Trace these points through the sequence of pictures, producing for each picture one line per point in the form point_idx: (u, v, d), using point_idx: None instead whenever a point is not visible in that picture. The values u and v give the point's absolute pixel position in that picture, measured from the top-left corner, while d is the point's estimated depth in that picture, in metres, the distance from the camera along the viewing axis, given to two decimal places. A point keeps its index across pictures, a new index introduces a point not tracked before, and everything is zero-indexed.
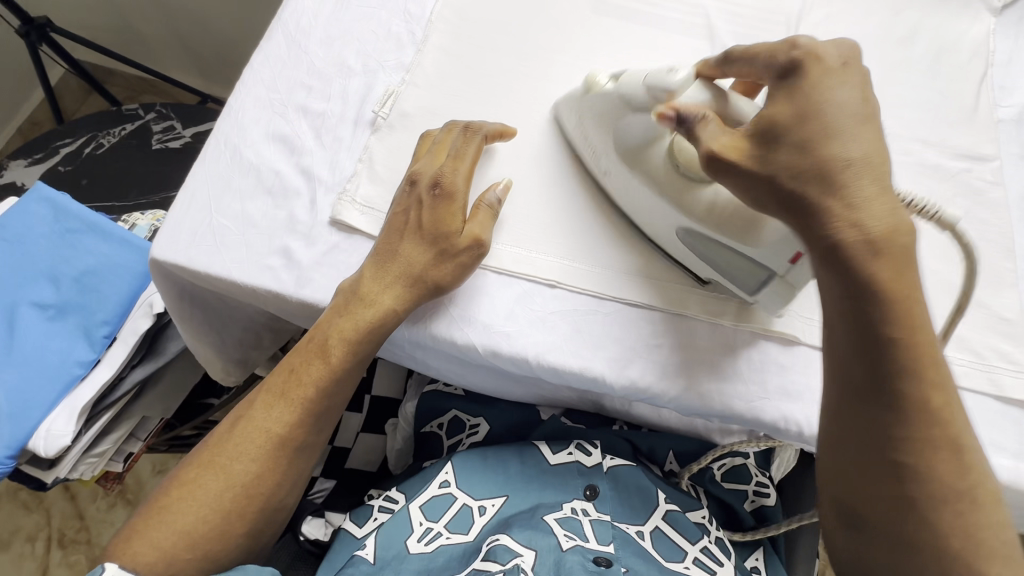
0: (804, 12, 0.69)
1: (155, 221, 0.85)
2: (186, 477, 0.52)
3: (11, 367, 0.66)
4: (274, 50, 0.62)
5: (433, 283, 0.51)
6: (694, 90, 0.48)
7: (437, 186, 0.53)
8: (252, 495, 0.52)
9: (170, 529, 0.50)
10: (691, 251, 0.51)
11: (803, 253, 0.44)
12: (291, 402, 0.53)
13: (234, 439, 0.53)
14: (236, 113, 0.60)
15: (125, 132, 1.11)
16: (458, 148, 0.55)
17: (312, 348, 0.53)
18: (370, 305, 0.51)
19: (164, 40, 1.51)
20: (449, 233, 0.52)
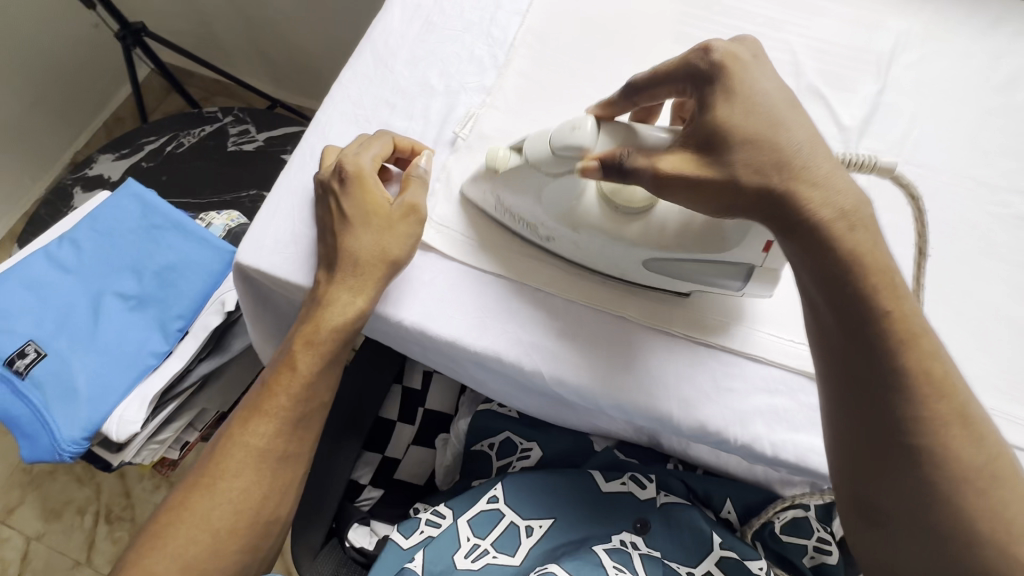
0: (897, 51, 0.66)
1: (230, 221, 0.89)
2: (173, 507, 0.51)
3: (94, 353, 0.70)
4: (362, 67, 0.64)
5: (392, 258, 0.51)
6: (602, 140, 0.46)
7: (342, 173, 0.52)
8: (244, 514, 0.50)
9: (161, 559, 0.48)
10: (662, 276, 0.51)
11: (775, 240, 0.46)
12: (267, 415, 0.51)
13: (216, 462, 0.51)
14: (323, 127, 0.62)
15: (205, 134, 1.17)
16: (365, 143, 0.55)
17: (280, 359, 0.52)
18: (340, 307, 0.50)
19: (244, 47, 1.59)
20: (378, 207, 0.52)
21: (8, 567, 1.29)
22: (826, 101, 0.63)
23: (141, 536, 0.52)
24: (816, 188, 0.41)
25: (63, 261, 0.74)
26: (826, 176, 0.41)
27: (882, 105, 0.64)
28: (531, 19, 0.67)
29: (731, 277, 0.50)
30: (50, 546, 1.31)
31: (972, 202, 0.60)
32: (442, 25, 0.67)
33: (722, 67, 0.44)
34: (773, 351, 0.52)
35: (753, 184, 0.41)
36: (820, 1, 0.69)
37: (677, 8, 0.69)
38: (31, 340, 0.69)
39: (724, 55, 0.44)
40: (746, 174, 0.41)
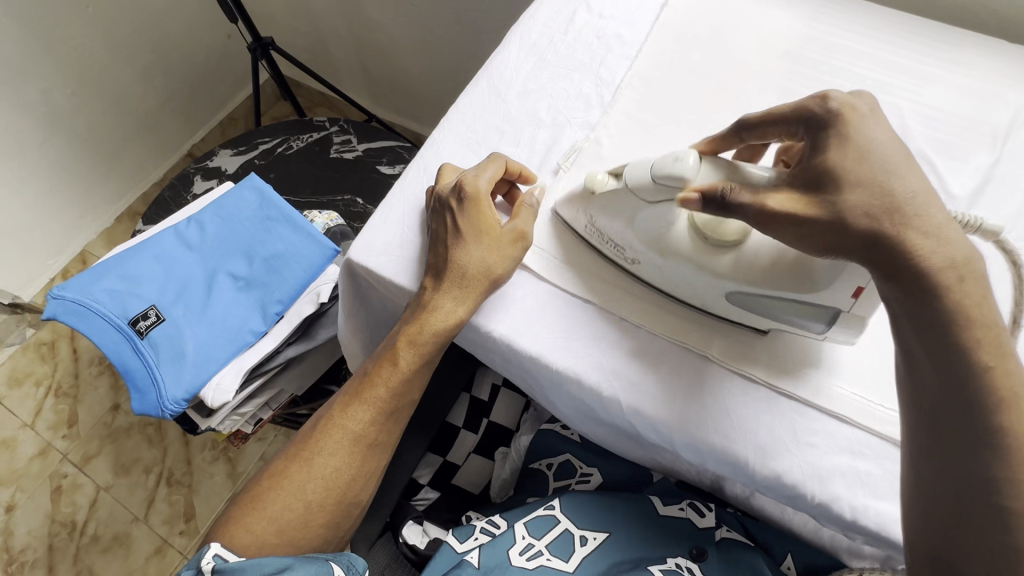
0: (1015, 125, 0.65)
1: (330, 221, 0.96)
2: (276, 470, 0.58)
3: (203, 324, 0.77)
4: (478, 95, 0.70)
5: (496, 276, 0.55)
6: (704, 171, 0.48)
7: (461, 193, 0.56)
8: (333, 489, 0.57)
9: (262, 516, 0.55)
10: (742, 310, 0.52)
11: (866, 286, 0.45)
12: (365, 402, 0.57)
13: (317, 438, 0.57)
14: (438, 146, 0.67)
15: (312, 139, 1.28)
16: (481, 166, 0.59)
17: (384, 353, 0.58)
18: (440, 312, 0.54)
19: (352, 66, 1.73)
20: (490, 229, 0.56)
21: (78, 511, 1.40)
22: (933, 167, 0.62)
23: (246, 490, 0.59)
24: (924, 241, 0.40)
25: (188, 239, 0.83)
26: (940, 234, 0.40)
27: (995, 177, 0.62)
28: (639, 65, 0.71)
29: (816, 320, 0.49)
30: (114, 499, 1.41)
31: None
32: (555, 63, 0.72)
33: (839, 116, 0.44)
34: (857, 411, 0.50)
35: (856, 228, 0.41)
36: (932, 69, 0.69)
37: (783, 66, 0.71)
38: (153, 305, 0.77)
39: (842, 105, 0.45)
40: (852, 219, 0.41)
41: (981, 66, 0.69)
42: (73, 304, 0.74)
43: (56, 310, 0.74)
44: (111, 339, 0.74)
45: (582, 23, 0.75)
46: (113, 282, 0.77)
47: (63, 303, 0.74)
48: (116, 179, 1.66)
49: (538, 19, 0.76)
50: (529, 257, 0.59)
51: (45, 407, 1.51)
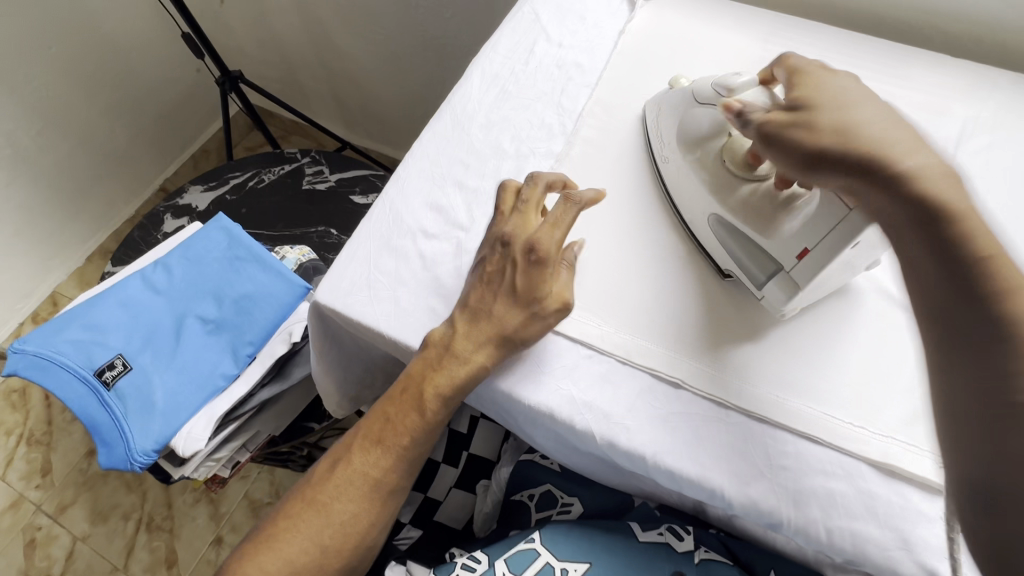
0: (963, 138, 0.67)
1: (301, 256, 0.96)
2: (293, 509, 0.58)
3: (171, 371, 0.75)
4: (441, 129, 0.70)
5: (523, 339, 0.54)
6: (755, 92, 0.55)
7: (533, 251, 0.54)
8: (350, 533, 0.57)
9: (279, 556, 0.56)
10: (717, 241, 0.58)
11: (811, 249, 0.51)
12: (386, 449, 0.56)
13: (335, 480, 0.57)
14: (402, 181, 0.67)
15: (283, 172, 1.27)
16: (553, 216, 0.56)
17: (405, 398, 0.56)
18: (462, 362, 0.53)
19: (325, 95, 1.74)
20: (542, 296, 0.54)
21: (53, 565, 1.35)
22: None
23: (262, 525, 0.59)
24: None
25: (155, 283, 0.81)
26: None
27: None
28: (599, 93, 0.72)
29: (760, 269, 0.56)
30: (92, 549, 1.36)
31: None
32: (517, 94, 0.73)
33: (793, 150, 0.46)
34: (827, 432, 0.51)
35: None
36: (882, 87, 0.72)
37: None
38: (120, 354, 0.75)
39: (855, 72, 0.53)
40: None
41: (927, 82, 0.71)
42: (35, 357, 0.72)
43: (17, 364, 0.72)
44: (76, 392, 0.72)
45: (542, 54, 0.76)
46: (78, 332, 0.75)
47: (25, 358, 0.72)
48: (86, 217, 1.63)
49: (498, 51, 0.77)
50: None
51: (17, 457, 1.46)
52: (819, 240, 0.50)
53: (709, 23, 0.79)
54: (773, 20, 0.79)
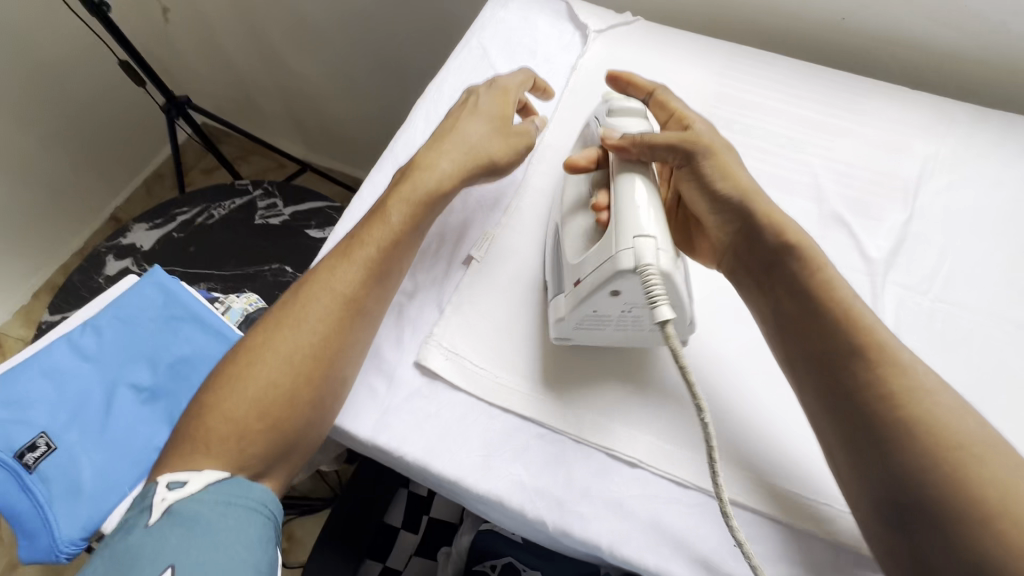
0: (923, 178, 0.65)
1: (248, 305, 0.90)
2: (230, 386, 0.52)
3: (100, 447, 0.69)
4: (382, 182, 0.66)
5: (507, 129, 0.62)
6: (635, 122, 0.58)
7: (494, 84, 0.65)
8: (320, 343, 0.52)
9: (241, 400, 0.51)
10: (551, 246, 0.58)
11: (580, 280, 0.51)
12: (354, 261, 0.55)
13: (302, 294, 0.55)
14: (341, 242, 0.62)
15: (234, 206, 1.21)
16: (513, 76, 0.67)
17: (370, 217, 0.58)
18: (429, 171, 0.59)
19: (281, 115, 1.66)
20: (505, 115, 0.63)
21: None
22: (849, 229, 0.62)
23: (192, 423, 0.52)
24: None
25: (84, 348, 0.75)
26: None
27: (910, 236, 0.61)
28: (551, 136, 0.69)
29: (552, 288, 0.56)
30: None
31: (1012, 346, 0.55)
32: None
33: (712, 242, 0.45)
34: None
35: None
36: (841, 122, 0.69)
37: None
38: (43, 432, 0.68)
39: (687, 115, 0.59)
40: None
41: (887, 117, 0.69)
42: None
43: None
44: None
45: None
46: None
47: None
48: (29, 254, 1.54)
49: (444, 92, 0.73)
50: (454, 370, 0.55)
51: None
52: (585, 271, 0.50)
53: (665, 55, 0.75)
54: (730, 50, 0.76)
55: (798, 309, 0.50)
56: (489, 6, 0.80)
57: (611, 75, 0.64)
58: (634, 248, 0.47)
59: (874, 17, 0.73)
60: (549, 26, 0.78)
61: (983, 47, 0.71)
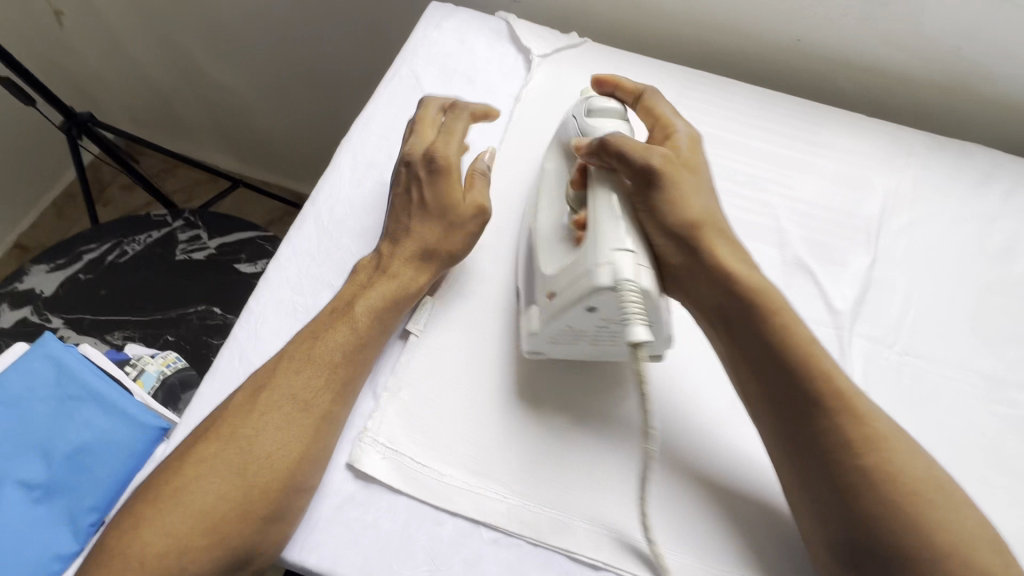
0: (884, 216, 0.62)
1: (166, 366, 0.79)
2: (158, 503, 0.43)
3: None
4: (304, 242, 0.58)
5: (453, 216, 0.55)
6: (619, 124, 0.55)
7: (432, 161, 0.56)
8: (277, 456, 0.45)
9: (178, 515, 0.42)
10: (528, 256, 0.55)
11: (552, 293, 0.48)
12: (320, 364, 0.49)
13: (259, 401, 0.47)
14: (256, 320, 0.54)
15: (151, 240, 1.09)
16: (447, 128, 0.58)
17: (337, 312, 0.51)
18: (396, 273, 0.53)
19: (205, 126, 1.47)
20: (457, 203, 0.55)
21: None
22: (813, 277, 0.58)
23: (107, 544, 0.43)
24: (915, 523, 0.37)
25: None
26: None
27: (873, 282, 0.59)
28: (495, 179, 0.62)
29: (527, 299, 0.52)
30: None
31: (979, 400, 0.53)
32: None
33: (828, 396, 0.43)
34: None
35: None
36: (801, 156, 0.66)
37: None
38: None
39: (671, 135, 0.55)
40: None
41: (846, 148, 0.66)
42: None
43: None
44: None
45: None
46: None
47: None
48: None
49: (373, 130, 0.64)
50: (394, 471, 0.48)
51: None
52: (563, 283, 0.47)
53: None
54: (683, 74, 0.71)
55: (759, 352, 0.46)
56: (420, 27, 0.72)
57: (597, 78, 0.60)
58: (613, 263, 0.44)
59: (828, 40, 0.69)
60: (490, 49, 0.71)
61: (938, 71, 0.68)
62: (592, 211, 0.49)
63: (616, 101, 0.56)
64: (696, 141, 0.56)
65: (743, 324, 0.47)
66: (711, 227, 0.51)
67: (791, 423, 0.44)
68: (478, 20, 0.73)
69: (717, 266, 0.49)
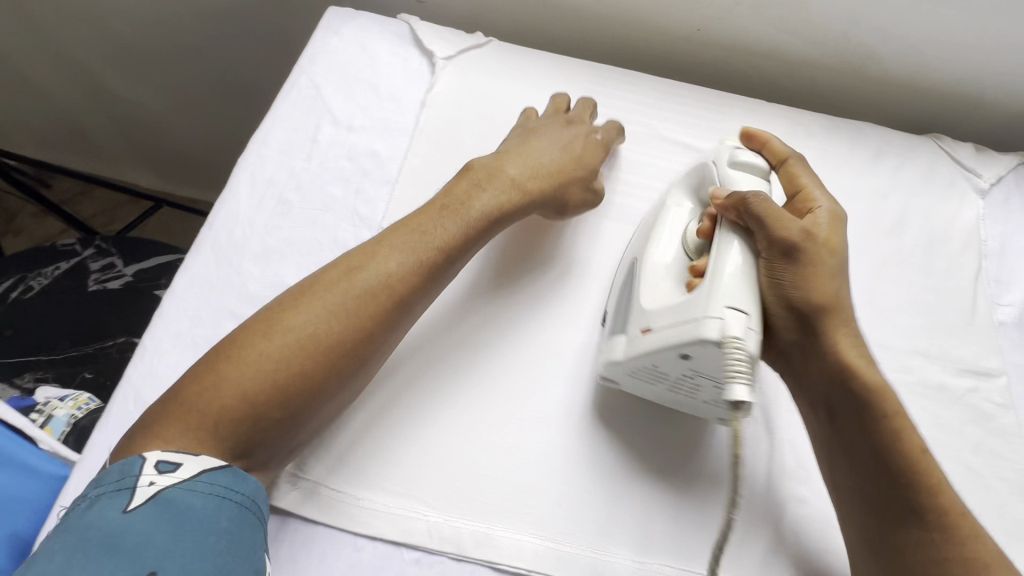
0: None
1: (77, 408, 0.74)
2: (241, 346, 0.43)
3: None
4: (201, 270, 0.55)
5: (560, 205, 0.57)
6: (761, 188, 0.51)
7: (597, 134, 0.62)
8: (370, 328, 0.45)
9: (255, 361, 0.42)
10: (619, 296, 0.53)
11: (652, 330, 0.46)
12: (424, 253, 0.49)
13: (360, 270, 0.47)
14: (152, 357, 0.51)
15: (59, 272, 1.00)
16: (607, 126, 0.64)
17: (448, 204, 0.52)
18: (510, 184, 0.54)
19: (115, 140, 1.33)
20: (586, 163, 0.59)
21: None
22: None
23: (179, 386, 0.43)
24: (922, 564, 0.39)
25: None
26: None
27: None
28: (403, 189, 0.60)
29: (616, 325, 0.51)
30: None
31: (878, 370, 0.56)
32: (299, 205, 0.59)
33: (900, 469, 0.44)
34: None
35: None
36: (706, 145, 0.67)
37: None
38: None
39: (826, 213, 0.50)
40: None
41: None
42: None
43: None
44: None
45: (327, 142, 0.62)
46: None
47: None
48: None
49: (271, 146, 0.62)
50: (307, 501, 0.47)
51: None
52: (666, 325, 0.45)
53: (523, 80, 0.68)
54: (590, 68, 0.71)
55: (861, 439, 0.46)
56: (318, 34, 0.69)
57: (745, 131, 0.56)
58: (722, 319, 0.42)
59: (726, 28, 0.71)
60: (392, 54, 0.69)
61: (830, 54, 0.71)
62: (713, 254, 0.47)
63: (758, 155, 0.53)
64: (839, 220, 0.51)
65: (848, 412, 0.46)
66: (838, 315, 0.48)
67: (877, 507, 0.45)
68: (378, 24, 0.71)
69: (839, 357, 0.46)
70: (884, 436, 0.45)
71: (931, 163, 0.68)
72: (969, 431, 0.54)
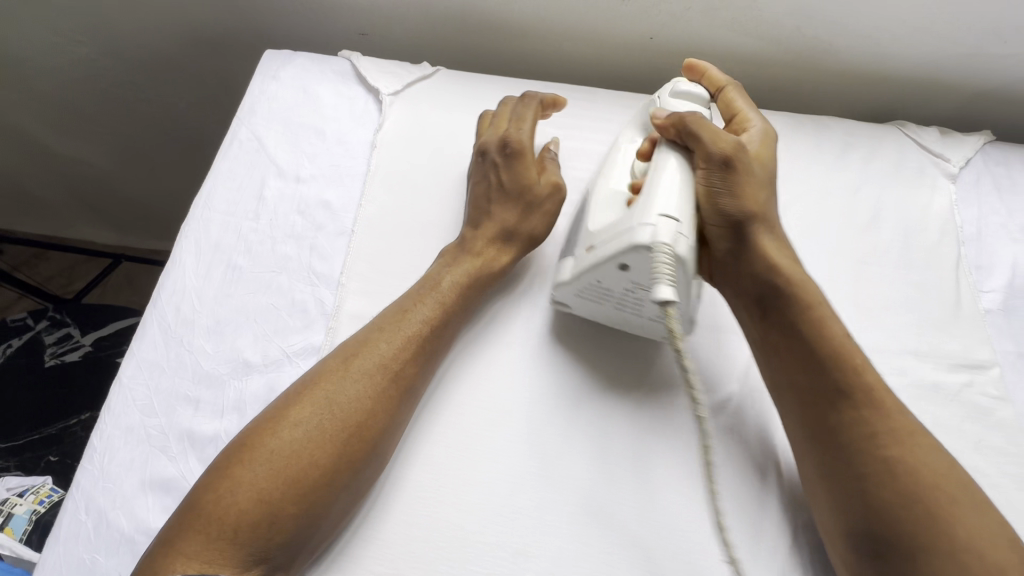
0: None
1: (39, 502, 0.69)
2: (233, 476, 0.39)
3: None
4: (150, 354, 0.51)
5: (528, 233, 0.54)
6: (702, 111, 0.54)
7: (507, 147, 0.56)
8: (370, 428, 0.42)
9: (254, 490, 0.38)
10: (572, 230, 0.54)
11: (596, 245, 0.47)
12: (409, 339, 0.46)
13: (347, 368, 0.44)
14: (103, 457, 0.47)
15: (11, 349, 0.90)
16: (519, 114, 0.59)
17: (424, 285, 0.50)
18: (476, 254, 0.52)
19: (59, 200, 1.24)
20: (529, 184, 0.55)
21: None
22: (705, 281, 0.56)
23: (165, 540, 0.38)
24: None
25: None
26: None
27: None
28: (359, 238, 0.56)
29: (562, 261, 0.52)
30: None
31: None
32: (251, 271, 0.55)
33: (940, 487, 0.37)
34: None
35: None
36: None
37: None
38: None
39: (764, 135, 0.54)
40: None
41: None
42: None
43: None
44: None
45: (275, 198, 0.59)
46: None
47: None
48: None
49: (215, 209, 0.58)
50: None
51: None
52: (606, 237, 0.46)
53: (477, 108, 0.66)
54: (545, 89, 0.68)
55: (797, 372, 0.44)
56: (256, 80, 0.66)
57: (685, 64, 0.58)
58: (655, 225, 0.43)
59: (678, 35, 0.69)
60: (336, 95, 0.66)
61: (787, 52, 0.69)
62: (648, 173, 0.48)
63: (701, 87, 0.56)
64: (769, 137, 0.54)
65: (781, 338, 0.45)
66: (767, 220, 0.50)
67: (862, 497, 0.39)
68: (320, 64, 0.68)
69: (766, 259, 0.47)
70: (809, 328, 0.44)
71: (896, 153, 0.67)
72: (970, 430, 0.52)
